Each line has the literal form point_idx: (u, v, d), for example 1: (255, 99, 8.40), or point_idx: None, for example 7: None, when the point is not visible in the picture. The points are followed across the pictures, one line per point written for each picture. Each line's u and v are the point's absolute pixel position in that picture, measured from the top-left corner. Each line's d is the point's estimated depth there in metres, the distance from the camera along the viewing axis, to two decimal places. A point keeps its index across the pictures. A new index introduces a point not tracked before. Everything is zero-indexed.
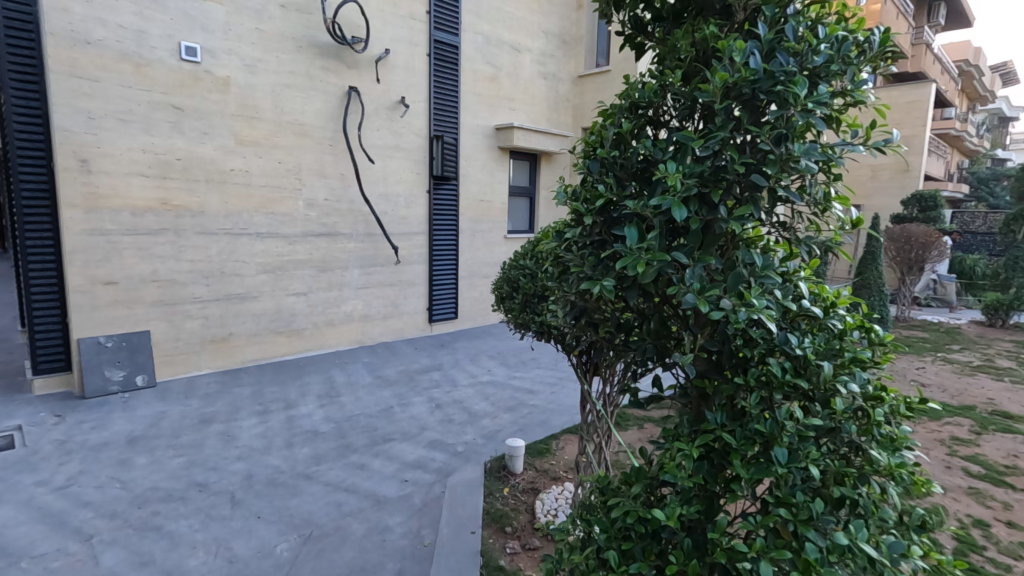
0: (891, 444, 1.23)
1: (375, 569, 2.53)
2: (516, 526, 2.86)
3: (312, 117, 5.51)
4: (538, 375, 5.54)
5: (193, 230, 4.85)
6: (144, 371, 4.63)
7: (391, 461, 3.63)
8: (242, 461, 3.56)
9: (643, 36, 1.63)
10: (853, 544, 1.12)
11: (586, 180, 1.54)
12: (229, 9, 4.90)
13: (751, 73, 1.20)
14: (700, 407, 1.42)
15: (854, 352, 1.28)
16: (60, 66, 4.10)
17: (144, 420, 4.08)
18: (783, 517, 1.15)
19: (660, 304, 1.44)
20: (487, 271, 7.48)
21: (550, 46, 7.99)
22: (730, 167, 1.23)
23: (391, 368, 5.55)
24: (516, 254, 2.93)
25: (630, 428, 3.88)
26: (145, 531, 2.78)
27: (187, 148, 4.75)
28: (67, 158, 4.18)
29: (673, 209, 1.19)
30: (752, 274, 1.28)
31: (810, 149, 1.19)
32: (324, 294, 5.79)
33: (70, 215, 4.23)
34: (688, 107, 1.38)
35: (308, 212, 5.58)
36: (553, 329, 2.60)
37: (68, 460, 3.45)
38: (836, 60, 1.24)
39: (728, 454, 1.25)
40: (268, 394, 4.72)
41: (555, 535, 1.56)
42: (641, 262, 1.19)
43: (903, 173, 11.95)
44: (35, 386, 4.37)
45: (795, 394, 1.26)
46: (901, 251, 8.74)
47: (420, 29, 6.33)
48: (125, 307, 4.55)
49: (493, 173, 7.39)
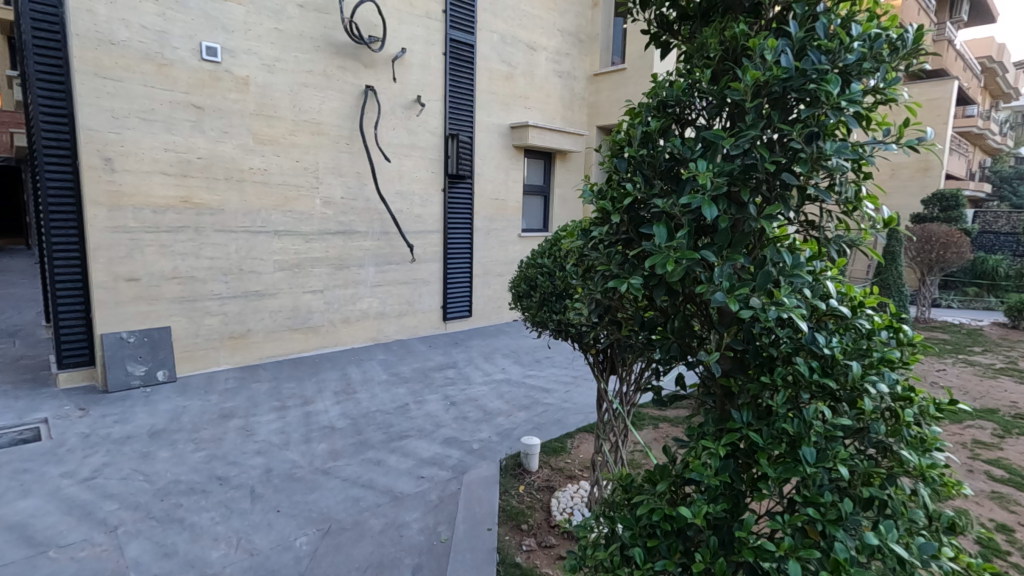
0: (921, 445, 1.22)
1: (392, 564, 2.56)
2: (532, 523, 2.87)
3: (329, 115, 5.56)
4: (552, 374, 5.54)
5: (213, 228, 4.92)
6: (165, 366, 4.70)
7: (407, 457, 3.66)
8: (261, 456, 3.61)
9: (669, 35, 1.64)
10: (883, 544, 1.12)
11: (612, 179, 1.56)
12: (249, 10, 4.96)
13: (782, 71, 1.20)
14: (724, 405, 1.41)
15: (882, 352, 1.27)
16: (84, 66, 4.19)
17: (165, 414, 4.15)
18: (811, 517, 1.15)
19: (684, 302, 1.45)
20: (501, 270, 7.49)
21: (565, 45, 7.98)
22: (760, 166, 1.23)
23: (406, 366, 5.59)
24: (534, 252, 2.95)
25: (645, 427, 3.87)
26: (168, 523, 2.84)
27: (207, 147, 4.82)
28: (91, 157, 4.26)
29: (702, 208, 1.20)
30: (781, 272, 1.27)
31: (841, 147, 1.19)
32: (340, 291, 5.85)
33: (94, 213, 4.32)
34: (715, 107, 1.38)
35: (325, 211, 5.63)
36: (572, 327, 2.61)
37: (93, 453, 3.52)
38: (868, 58, 1.23)
39: (755, 453, 1.25)
40: (286, 389, 4.78)
41: (577, 532, 1.57)
42: (670, 260, 1.20)
43: (923, 171, 11.76)
44: (60, 380, 4.47)
45: (822, 394, 1.26)
46: (921, 251, 8.56)
47: (436, 28, 6.35)
48: (146, 303, 4.64)
49: (508, 172, 7.40)
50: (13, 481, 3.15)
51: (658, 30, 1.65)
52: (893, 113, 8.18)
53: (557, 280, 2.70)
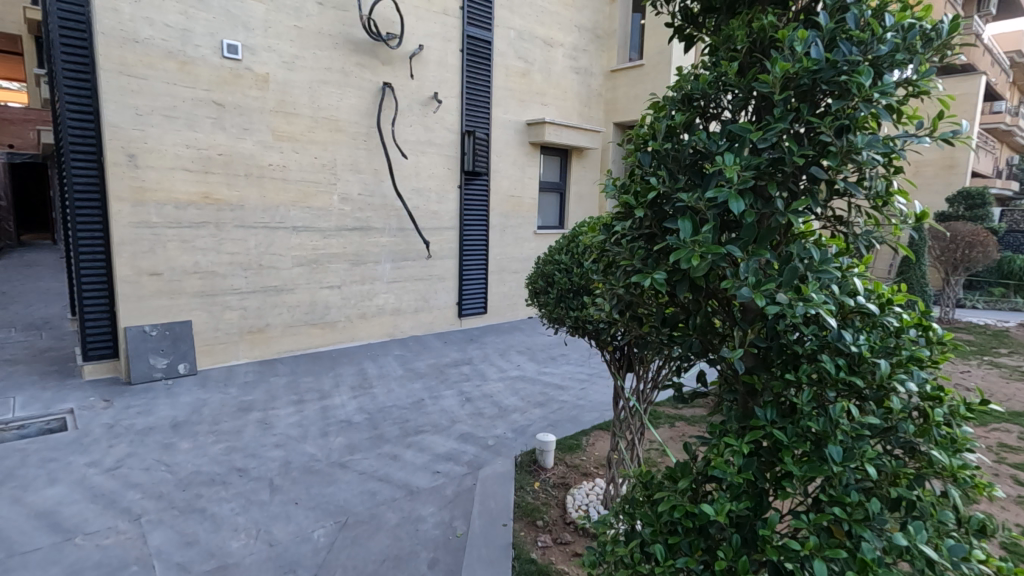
0: (952, 445, 1.19)
1: (408, 558, 2.58)
2: (547, 520, 2.87)
3: (347, 112, 5.59)
4: (568, 371, 5.53)
5: (233, 224, 4.99)
6: (185, 359, 4.79)
7: (423, 452, 3.68)
8: (280, 449, 3.65)
9: (693, 29, 1.63)
10: (912, 545, 1.10)
11: (635, 174, 1.56)
12: (269, 8, 5.01)
13: (813, 63, 1.18)
14: (747, 402, 1.40)
15: (911, 350, 1.24)
16: (109, 64, 4.27)
17: (186, 406, 4.23)
18: (837, 516, 1.13)
19: (706, 299, 1.44)
20: (517, 267, 7.49)
21: (583, 41, 7.93)
22: (788, 159, 1.21)
23: (421, 362, 5.62)
24: (551, 248, 2.94)
25: (661, 426, 3.85)
26: (190, 513, 2.89)
27: (228, 143, 4.88)
28: (116, 154, 4.35)
29: (729, 202, 1.18)
30: (808, 268, 1.26)
31: (872, 140, 1.17)
32: (357, 287, 5.89)
33: (118, 208, 4.40)
34: (742, 99, 1.36)
35: (343, 207, 5.67)
36: (589, 324, 2.60)
37: (116, 443, 3.59)
38: (901, 49, 1.20)
39: (779, 451, 1.24)
40: (304, 384, 4.83)
41: (596, 529, 1.58)
42: (696, 256, 1.18)
43: (948, 169, 11.48)
44: (85, 371, 4.58)
45: (849, 391, 1.23)
46: (946, 250, 8.34)
47: (454, 25, 6.35)
48: (168, 297, 4.72)
49: (524, 169, 7.40)
50: (40, 469, 3.23)
51: (683, 23, 1.63)
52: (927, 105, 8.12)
53: (575, 277, 2.69)
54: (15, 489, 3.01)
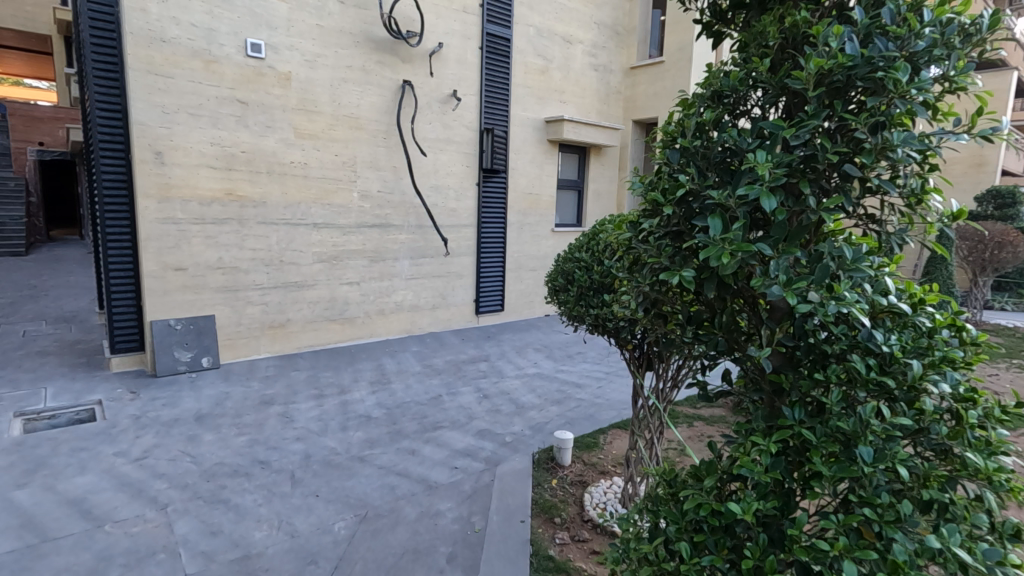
0: (986, 448, 1.17)
1: (427, 552, 2.60)
2: (565, 517, 2.88)
3: (367, 110, 5.63)
4: (585, 370, 5.51)
5: (255, 220, 5.06)
6: (209, 353, 4.88)
7: (441, 448, 3.71)
8: (301, 442, 3.71)
9: (722, 25, 1.61)
10: (944, 548, 1.09)
11: (663, 171, 1.56)
12: (292, 7, 5.07)
13: (848, 59, 1.17)
14: (774, 401, 1.39)
15: (944, 351, 1.22)
16: (138, 64, 4.36)
17: (210, 399, 4.31)
18: (867, 517, 1.12)
19: (733, 298, 1.43)
20: (534, 265, 7.50)
21: (602, 37, 7.88)
22: (821, 157, 1.20)
23: (439, 358, 5.65)
24: (571, 246, 2.93)
25: (680, 426, 3.82)
26: (214, 503, 2.95)
27: (251, 141, 4.96)
28: (143, 151, 4.45)
29: (761, 199, 1.17)
30: (841, 267, 1.24)
31: (908, 137, 1.16)
32: (376, 284, 5.94)
33: (145, 205, 4.50)
34: (774, 96, 1.35)
35: (363, 204, 5.72)
36: (609, 322, 2.59)
37: (143, 434, 3.68)
38: (939, 45, 1.19)
39: (807, 451, 1.22)
40: (324, 378, 4.90)
41: (619, 526, 1.58)
42: (726, 253, 1.18)
43: (977, 167, 11.19)
44: (113, 363, 4.69)
45: (880, 392, 1.22)
46: (974, 250, 8.13)
47: (473, 22, 6.36)
48: (192, 292, 4.81)
49: (542, 167, 7.40)
50: (71, 458, 3.32)
51: (712, 19, 1.62)
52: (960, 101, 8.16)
53: (595, 275, 2.68)
54: (48, 477, 3.10)
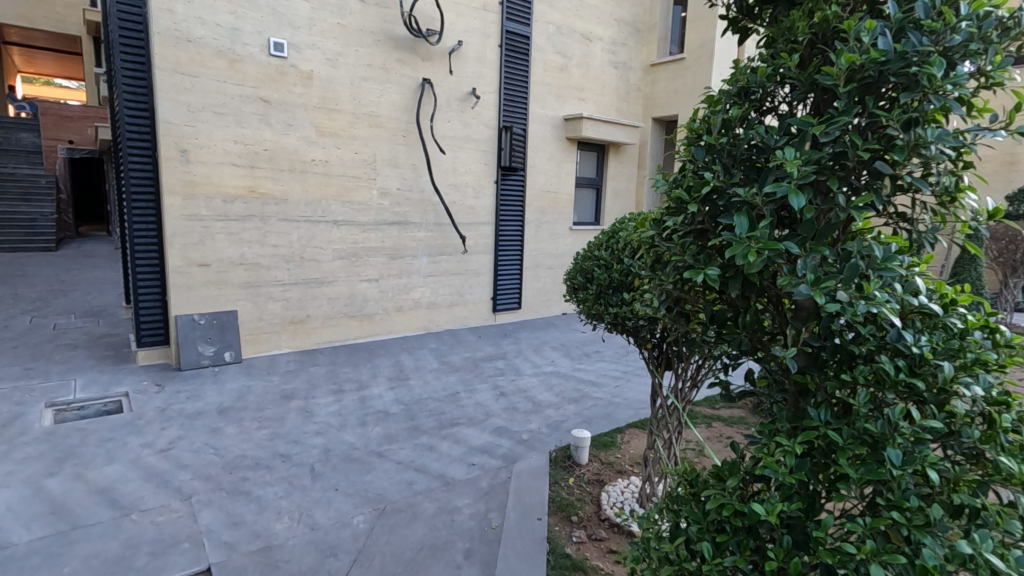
0: (1021, 452, 1.14)
1: (445, 547, 2.62)
2: (582, 515, 2.87)
3: (387, 108, 5.67)
4: (602, 368, 5.49)
5: (277, 217, 5.14)
6: (231, 348, 4.97)
7: (458, 444, 3.73)
8: (321, 436, 3.76)
9: (748, 20, 1.59)
10: (977, 554, 1.06)
11: (687, 169, 1.55)
12: (314, 6, 5.13)
13: (880, 55, 1.15)
14: (798, 402, 1.37)
15: (976, 352, 1.20)
16: (165, 63, 4.45)
17: (232, 393, 4.39)
18: (896, 521, 1.11)
19: (757, 297, 1.42)
20: (552, 263, 7.50)
21: (622, 35, 7.83)
22: (851, 153, 1.19)
23: (456, 355, 5.68)
24: (590, 244, 2.91)
25: (697, 426, 3.79)
26: (237, 495, 3.01)
27: (273, 139, 5.03)
28: (169, 149, 4.54)
29: (789, 197, 1.16)
30: (870, 266, 1.22)
31: (942, 134, 1.14)
32: (395, 281, 5.99)
33: (171, 202, 4.59)
34: (803, 92, 1.34)
35: (382, 202, 5.76)
36: (629, 320, 2.57)
37: (168, 426, 3.76)
38: (976, 39, 1.16)
39: (833, 453, 1.20)
40: (343, 374, 4.96)
41: (639, 525, 1.57)
42: (752, 251, 1.17)
43: (1009, 166, 10.81)
44: (139, 357, 4.81)
45: (909, 394, 1.20)
46: (1004, 251, 7.90)
47: (493, 20, 6.36)
48: (216, 287, 4.90)
49: (561, 165, 7.38)
50: (99, 448, 3.41)
51: (738, 14, 1.60)
52: (996, 96, 7.95)
53: (614, 273, 2.66)
54: (77, 466, 3.19)
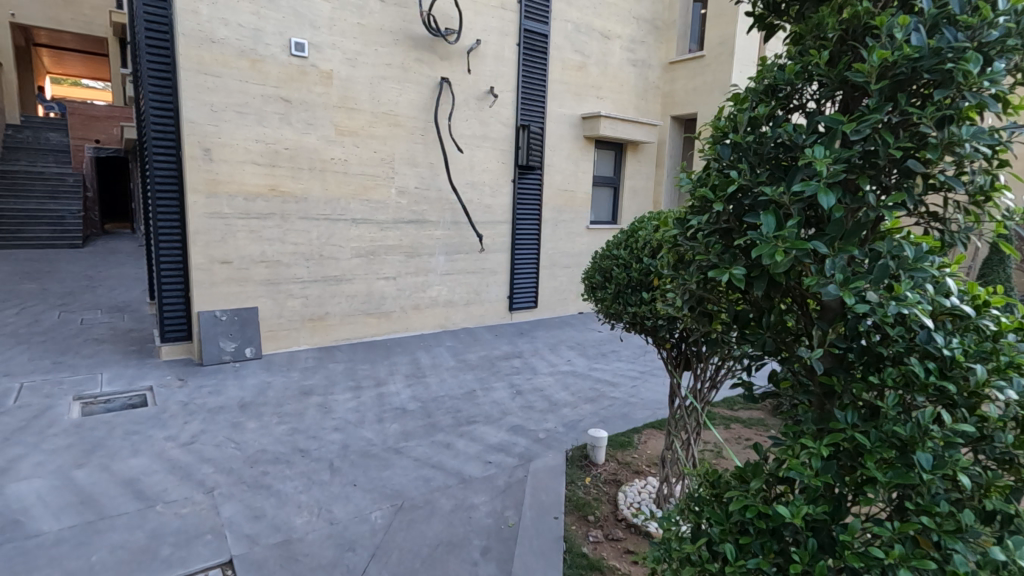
0: None
1: (462, 544, 2.64)
2: (598, 515, 2.87)
3: (405, 107, 5.69)
4: (619, 368, 5.47)
5: (297, 215, 5.20)
6: (252, 344, 5.05)
7: (474, 442, 3.74)
8: (339, 432, 3.80)
9: (775, 17, 1.58)
10: (1009, 560, 1.04)
11: (711, 167, 1.54)
12: (335, 6, 5.18)
13: (914, 50, 1.13)
14: (824, 403, 1.35)
15: (1011, 355, 1.17)
16: (189, 64, 4.53)
17: (253, 388, 4.47)
18: (925, 526, 1.08)
19: (782, 297, 1.40)
20: (568, 262, 7.49)
21: (641, 32, 7.77)
22: (882, 151, 1.17)
23: (473, 353, 5.70)
24: (609, 243, 2.90)
25: (716, 428, 3.76)
26: (258, 489, 3.06)
27: (294, 138, 5.09)
28: (193, 148, 4.62)
29: (818, 196, 1.15)
30: (901, 266, 1.20)
31: (977, 131, 1.12)
32: (412, 279, 6.02)
33: (194, 200, 4.68)
34: (832, 89, 1.32)
35: (400, 200, 5.80)
36: (648, 319, 2.55)
37: (191, 420, 3.83)
38: (1014, 34, 1.13)
39: (861, 456, 1.18)
40: (361, 370, 5.01)
41: (660, 526, 1.56)
42: (779, 251, 1.15)
43: None
44: (163, 352, 4.91)
45: (939, 396, 1.17)
46: None
47: (511, 19, 6.36)
48: (237, 284, 4.97)
49: (578, 164, 7.35)
50: (125, 440, 3.49)
51: (765, 10, 1.58)
52: None
53: (633, 272, 2.65)
54: (104, 458, 3.27)
